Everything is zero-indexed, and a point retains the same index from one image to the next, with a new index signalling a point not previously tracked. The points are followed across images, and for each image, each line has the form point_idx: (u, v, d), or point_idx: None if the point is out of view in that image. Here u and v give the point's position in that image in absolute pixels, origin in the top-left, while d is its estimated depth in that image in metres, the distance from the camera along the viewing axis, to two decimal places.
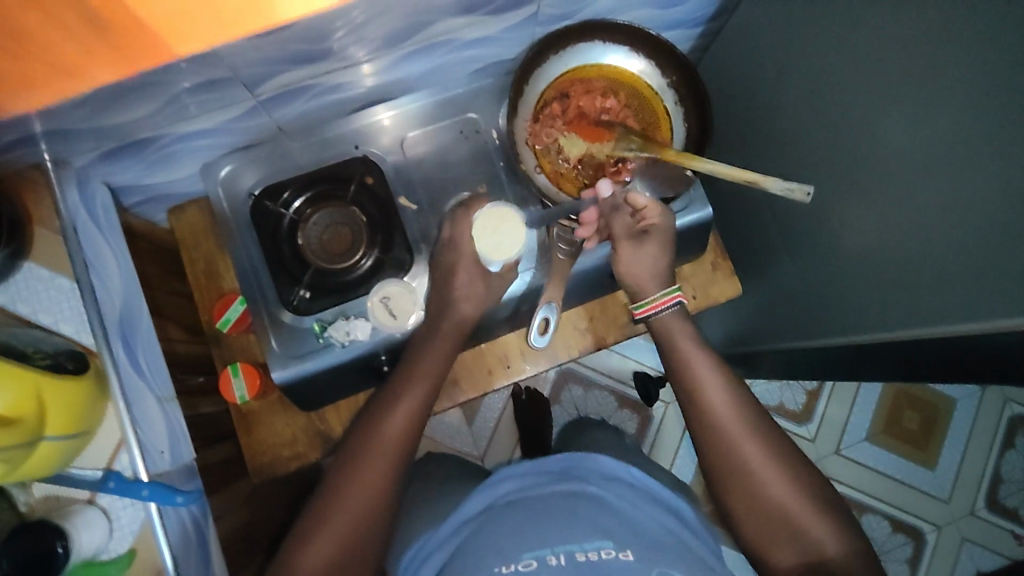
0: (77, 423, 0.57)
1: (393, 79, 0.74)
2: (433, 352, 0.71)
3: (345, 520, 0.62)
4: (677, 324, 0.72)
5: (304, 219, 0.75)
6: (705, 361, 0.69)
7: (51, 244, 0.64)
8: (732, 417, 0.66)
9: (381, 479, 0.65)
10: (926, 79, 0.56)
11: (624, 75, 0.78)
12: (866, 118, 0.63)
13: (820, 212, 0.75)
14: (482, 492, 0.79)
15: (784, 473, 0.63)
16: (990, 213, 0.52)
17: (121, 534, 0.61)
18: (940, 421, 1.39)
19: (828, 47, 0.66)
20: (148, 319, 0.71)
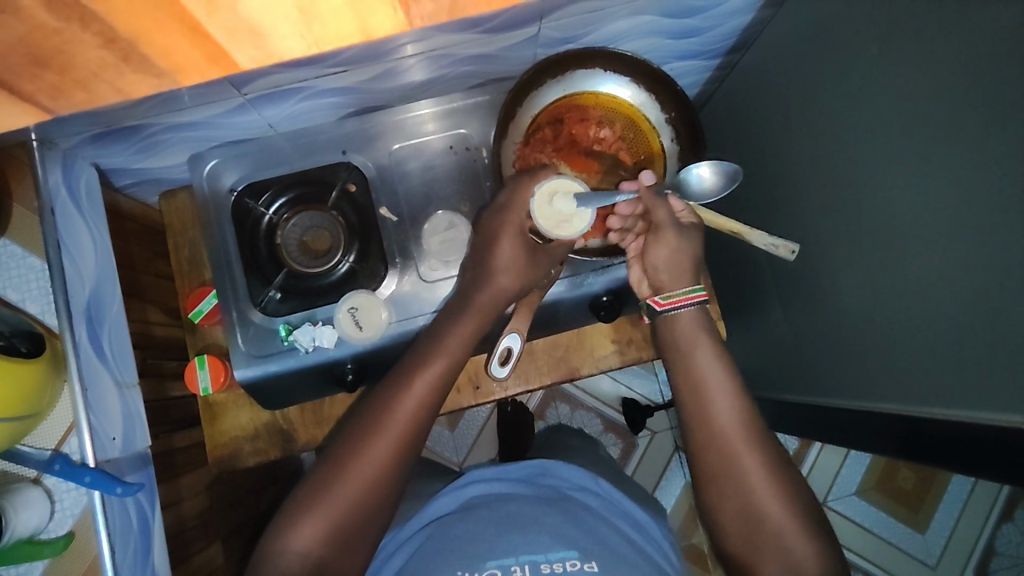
0: (26, 405, 0.57)
1: (388, 87, 0.73)
2: (455, 330, 0.68)
3: (337, 496, 0.59)
4: (693, 327, 0.67)
5: (283, 221, 0.77)
6: (715, 368, 0.64)
7: (29, 222, 0.66)
8: (735, 434, 0.61)
9: (370, 452, 0.61)
10: (936, 149, 0.52)
11: (621, 104, 0.77)
12: (870, 180, 0.60)
13: (813, 267, 0.72)
14: (450, 495, 0.77)
15: (782, 486, 0.59)
16: (991, 303, 0.49)
17: (62, 517, 0.63)
18: (935, 485, 1.34)
19: (839, 100, 0.63)
20: (116, 305, 0.72)
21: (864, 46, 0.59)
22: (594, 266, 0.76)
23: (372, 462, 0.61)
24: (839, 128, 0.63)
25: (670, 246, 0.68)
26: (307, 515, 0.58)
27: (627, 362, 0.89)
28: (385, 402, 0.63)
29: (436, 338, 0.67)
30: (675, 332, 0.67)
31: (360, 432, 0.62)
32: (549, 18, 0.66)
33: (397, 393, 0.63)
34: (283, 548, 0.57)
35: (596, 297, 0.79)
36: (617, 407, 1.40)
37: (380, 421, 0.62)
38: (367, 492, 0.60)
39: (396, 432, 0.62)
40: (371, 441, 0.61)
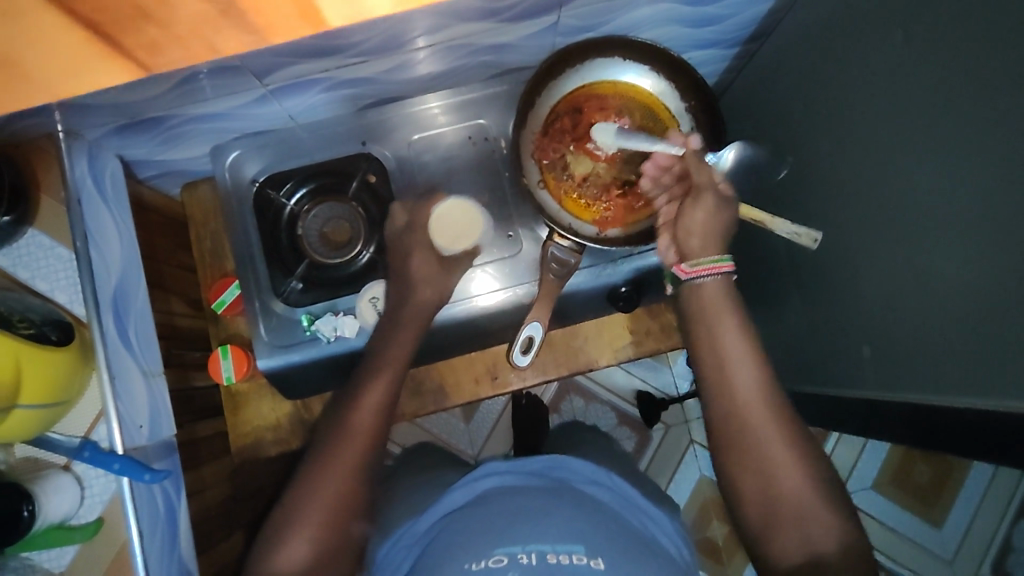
0: (59, 393, 0.59)
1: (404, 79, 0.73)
2: (399, 340, 0.68)
3: (319, 513, 0.58)
4: (718, 297, 0.63)
5: (303, 211, 0.77)
6: (738, 345, 0.61)
7: (57, 212, 0.66)
8: (759, 408, 0.59)
9: (346, 468, 0.60)
10: (955, 140, 0.52)
11: (639, 93, 0.75)
12: (888, 168, 0.59)
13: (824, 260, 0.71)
14: (465, 488, 0.76)
15: (796, 458, 0.57)
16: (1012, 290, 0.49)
17: (92, 503, 0.64)
18: (953, 479, 1.33)
19: (857, 88, 0.63)
20: (142, 296, 0.72)
21: (887, 33, 0.58)
22: (615, 256, 0.76)
23: (347, 473, 0.60)
24: (859, 115, 0.63)
25: (708, 208, 0.64)
26: (284, 536, 0.57)
27: (646, 353, 0.89)
28: (345, 412, 0.64)
29: (376, 351, 0.67)
30: (696, 303, 0.64)
31: (324, 450, 0.61)
32: (568, 5, 0.66)
33: (353, 402, 0.64)
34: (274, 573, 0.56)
35: (615, 287, 0.79)
36: (631, 400, 1.40)
37: (340, 434, 0.62)
38: (342, 498, 0.59)
39: (363, 443, 0.62)
40: (336, 448, 0.61)
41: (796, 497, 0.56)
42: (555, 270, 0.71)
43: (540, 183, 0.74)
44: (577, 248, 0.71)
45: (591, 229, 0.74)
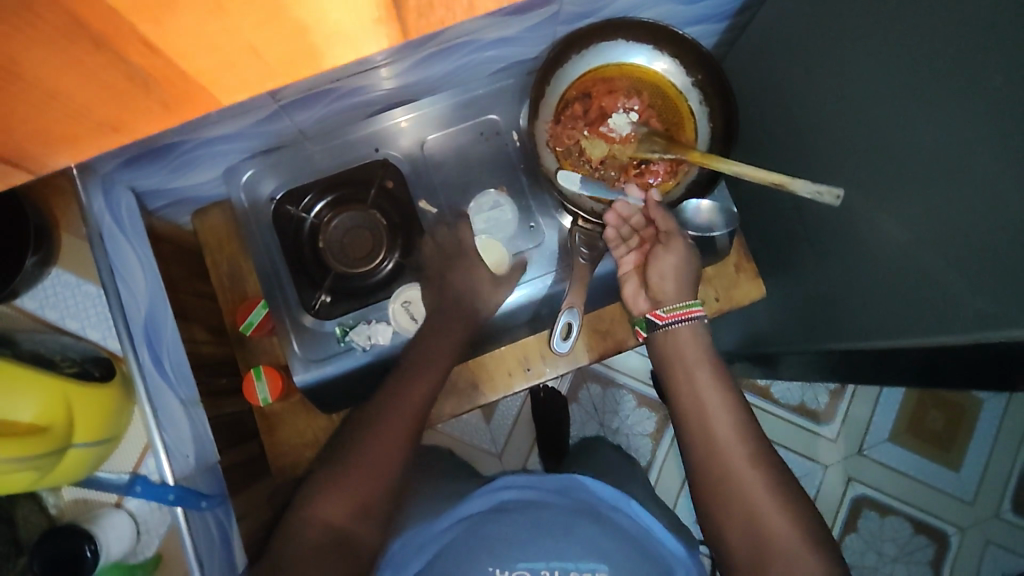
0: (105, 430, 0.58)
1: (412, 82, 0.73)
2: (443, 333, 0.72)
3: (362, 470, 0.61)
4: (693, 344, 0.68)
5: (325, 222, 0.78)
6: (716, 392, 0.65)
7: (77, 252, 0.67)
8: (739, 450, 0.61)
9: (392, 435, 0.64)
10: (935, 86, 0.52)
11: (645, 73, 0.76)
12: (874, 122, 0.60)
13: (831, 215, 0.72)
14: (484, 496, 0.67)
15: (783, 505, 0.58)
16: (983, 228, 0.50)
17: (149, 537, 0.65)
18: (966, 422, 1.36)
19: (838, 45, 0.63)
20: (172, 324, 0.70)
21: None
22: None
23: (391, 442, 0.63)
24: (841, 72, 0.64)
25: (678, 255, 0.70)
26: (327, 489, 0.60)
27: None
28: (395, 389, 0.67)
29: (423, 341, 0.71)
30: (669, 348, 0.68)
31: (373, 416, 0.65)
32: None
33: (406, 379, 0.67)
34: (309, 523, 0.58)
35: None
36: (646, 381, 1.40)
37: (393, 404, 0.65)
38: (386, 460, 0.63)
39: (412, 415, 0.65)
40: (389, 419, 0.65)
41: (784, 540, 0.56)
42: (585, 254, 0.74)
43: (558, 170, 0.75)
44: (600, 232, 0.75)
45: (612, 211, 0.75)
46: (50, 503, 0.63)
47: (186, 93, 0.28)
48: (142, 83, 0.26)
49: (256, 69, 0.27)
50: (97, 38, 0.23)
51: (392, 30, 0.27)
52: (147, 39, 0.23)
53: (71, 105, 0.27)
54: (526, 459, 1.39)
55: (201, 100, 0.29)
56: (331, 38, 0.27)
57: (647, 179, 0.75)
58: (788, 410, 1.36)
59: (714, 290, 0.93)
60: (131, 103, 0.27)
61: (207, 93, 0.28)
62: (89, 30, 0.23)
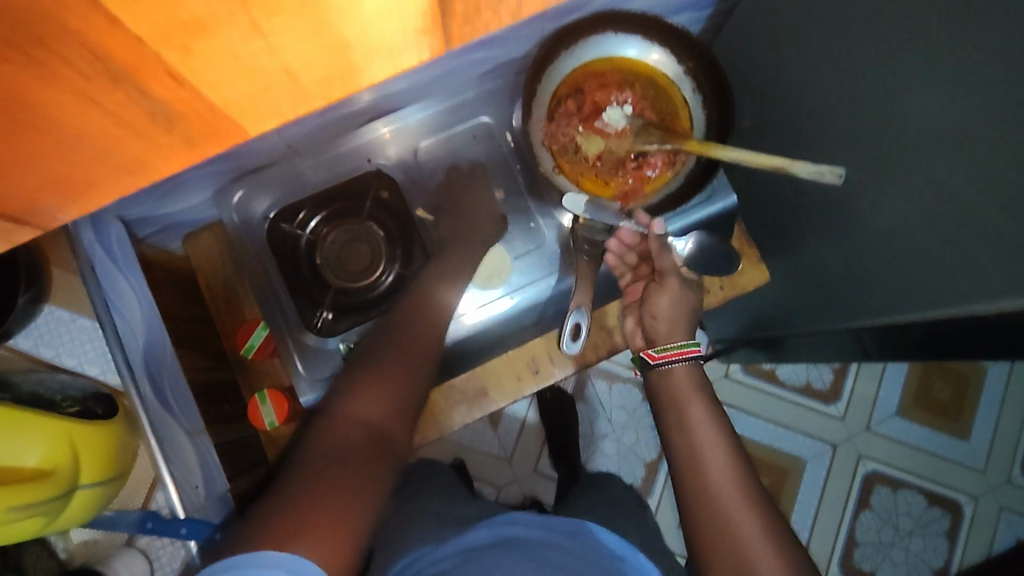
0: (110, 468, 0.56)
1: (388, 96, 0.71)
2: (449, 257, 0.74)
3: (393, 378, 0.62)
4: (688, 384, 0.67)
5: (321, 238, 0.77)
6: (712, 430, 0.64)
7: (68, 287, 0.66)
8: (734, 490, 0.59)
9: (415, 350, 0.65)
10: (933, 58, 0.51)
11: (638, 65, 0.75)
12: (869, 97, 0.59)
13: (831, 195, 0.71)
14: (490, 527, 0.65)
15: (776, 547, 0.55)
16: (981, 197, 0.49)
17: (162, 573, 0.64)
18: (971, 391, 1.37)
19: (826, 22, 0.63)
20: (173, 355, 0.66)
21: None
22: None
23: (414, 355, 0.65)
24: (831, 48, 0.63)
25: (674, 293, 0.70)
26: (360, 389, 0.61)
27: None
28: (411, 308, 0.69)
29: (434, 264, 0.74)
30: (665, 390, 0.68)
31: (394, 331, 0.67)
32: None
33: (424, 298, 0.70)
34: (346, 416, 0.58)
35: None
36: None
37: (411, 324, 0.68)
38: (408, 369, 0.64)
39: (432, 332, 0.68)
40: (408, 336, 0.67)
41: None
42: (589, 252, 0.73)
43: (555, 169, 0.74)
44: (607, 227, 0.73)
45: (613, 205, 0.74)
46: (59, 547, 0.62)
47: (213, 129, 0.24)
48: (162, 121, 0.23)
49: (287, 97, 0.23)
50: (105, 57, 0.20)
51: (439, 44, 0.23)
52: (170, 64, 0.20)
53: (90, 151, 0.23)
54: (535, 462, 1.37)
55: (227, 139, 0.25)
56: (374, 56, 0.22)
57: (646, 173, 0.74)
58: (796, 393, 1.36)
59: (717, 278, 0.92)
60: (152, 143, 0.24)
61: (234, 129, 0.24)
62: (111, 63, 0.20)
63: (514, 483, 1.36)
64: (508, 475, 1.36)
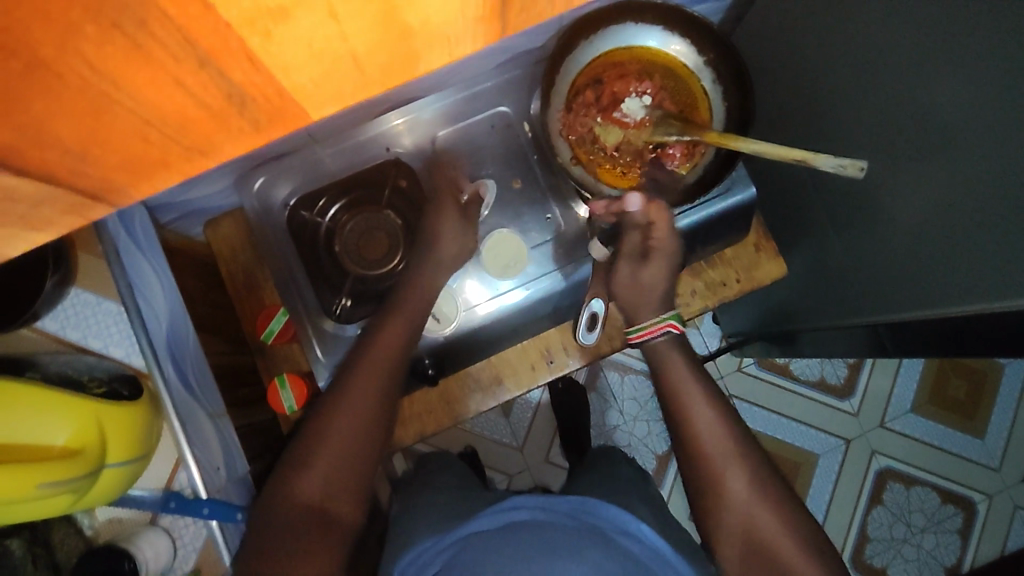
0: (137, 447, 0.57)
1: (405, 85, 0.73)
2: (422, 276, 0.73)
3: (340, 446, 0.64)
4: (668, 350, 0.73)
5: (340, 225, 0.78)
6: (699, 388, 0.71)
7: (95, 268, 0.66)
8: (726, 445, 0.68)
9: (366, 405, 0.66)
10: (960, 50, 0.51)
11: (657, 55, 0.74)
12: (891, 88, 0.59)
13: (850, 187, 0.70)
14: (493, 512, 0.63)
15: (761, 497, 0.65)
16: (1003, 191, 0.49)
17: (185, 552, 0.64)
18: (987, 389, 1.36)
19: (849, 14, 0.62)
20: (196, 340, 0.69)
21: None
22: None
23: (363, 403, 0.66)
24: (854, 39, 0.62)
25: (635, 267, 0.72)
26: (312, 463, 0.63)
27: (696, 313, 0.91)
28: (363, 350, 0.69)
29: (398, 293, 0.72)
30: (651, 356, 0.74)
31: (342, 381, 0.67)
32: None
33: (373, 341, 0.69)
34: (295, 499, 0.61)
35: None
36: None
37: (358, 365, 0.68)
38: (361, 418, 0.66)
39: (381, 367, 0.68)
40: (356, 384, 0.67)
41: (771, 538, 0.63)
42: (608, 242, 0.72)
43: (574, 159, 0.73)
44: (622, 218, 0.73)
45: (630, 196, 0.74)
46: (87, 524, 0.63)
47: (281, 113, 0.23)
48: (231, 107, 0.21)
49: (354, 85, 0.23)
50: (193, 44, 0.18)
51: (494, 33, 0.23)
52: (250, 48, 0.19)
53: (140, 140, 0.21)
54: (546, 451, 1.38)
55: (288, 125, 0.24)
56: (432, 43, 0.22)
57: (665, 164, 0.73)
58: (809, 387, 1.36)
59: (733, 270, 0.91)
60: (201, 137, 0.22)
61: (301, 114, 0.23)
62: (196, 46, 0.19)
63: (525, 472, 1.37)
64: (520, 463, 1.37)
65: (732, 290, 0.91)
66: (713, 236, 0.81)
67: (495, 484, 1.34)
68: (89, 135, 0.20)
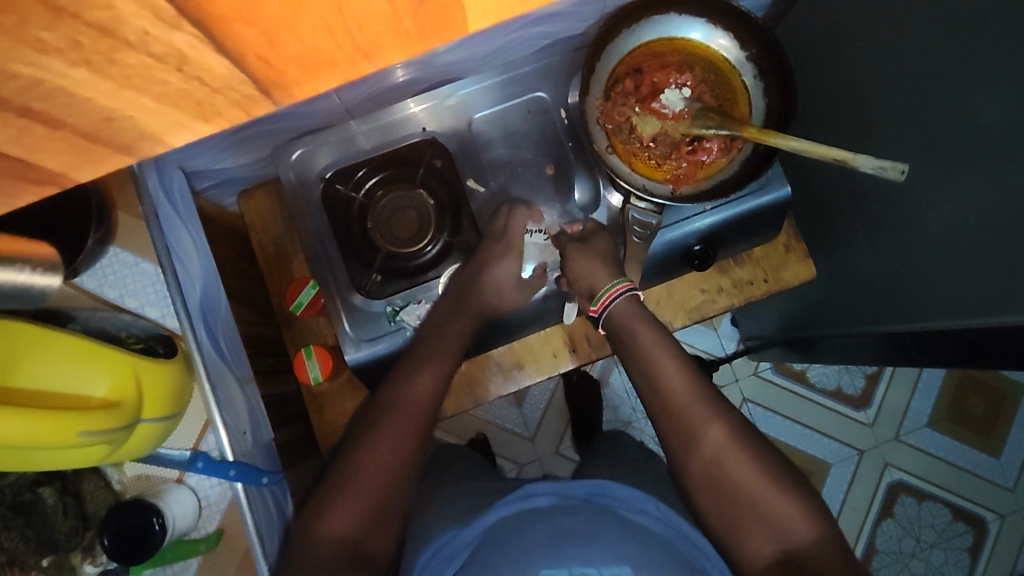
0: (169, 405, 0.58)
1: (446, 64, 0.74)
2: (453, 328, 0.73)
3: (370, 486, 0.63)
4: (633, 314, 0.72)
5: (374, 201, 0.78)
6: (664, 352, 0.69)
7: (134, 228, 0.68)
8: (691, 403, 0.66)
9: (400, 447, 0.65)
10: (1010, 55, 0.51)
11: (699, 47, 0.74)
12: (937, 91, 0.58)
13: (886, 191, 0.70)
14: (513, 501, 0.64)
15: (766, 476, 0.62)
16: None
17: (210, 513, 0.66)
18: (1006, 409, 1.34)
19: (897, 15, 0.61)
20: (227, 307, 0.70)
21: None
22: (684, 214, 0.76)
23: (395, 444, 0.65)
24: (900, 42, 0.62)
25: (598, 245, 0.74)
26: (340, 498, 0.62)
27: (719, 311, 0.91)
28: (397, 389, 0.69)
29: (428, 343, 0.72)
30: (617, 324, 0.72)
31: (374, 421, 0.67)
32: None
33: (408, 384, 0.69)
34: (321, 537, 0.60)
35: (688, 247, 0.79)
36: None
37: (391, 406, 0.67)
38: (391, 467, 0.64)
39: (416, 412, 0.68)
40: (389, 425, 0.66)
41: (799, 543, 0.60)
42: (638, 232, 0.73)
43: (610, 148, 0.73)
44: (657, 208, 0.72)
45: (664, 187, 0.74)
46: (115, 479, 0.65)
47: None
48: None
49: None
50: None
51: None
52: None
53: (330, 31, 0.22)
54: (557, 444, 1.39)
55: (444, 34, 0.25)
56: None
57: (699, 157, 0.73)
58: (825, 395, 1.35)
59: (761, 271, 0.91)
60: (374, 37, 0.23)
61: None
62: None
63: (535, 462, 1.37)
64: (530, 454, 1.38)
65: (758, 291, 0.91)
66: (743, 232, 0.81)
67: (504, 472, 1.35)
68: (284, 15, 0.21)
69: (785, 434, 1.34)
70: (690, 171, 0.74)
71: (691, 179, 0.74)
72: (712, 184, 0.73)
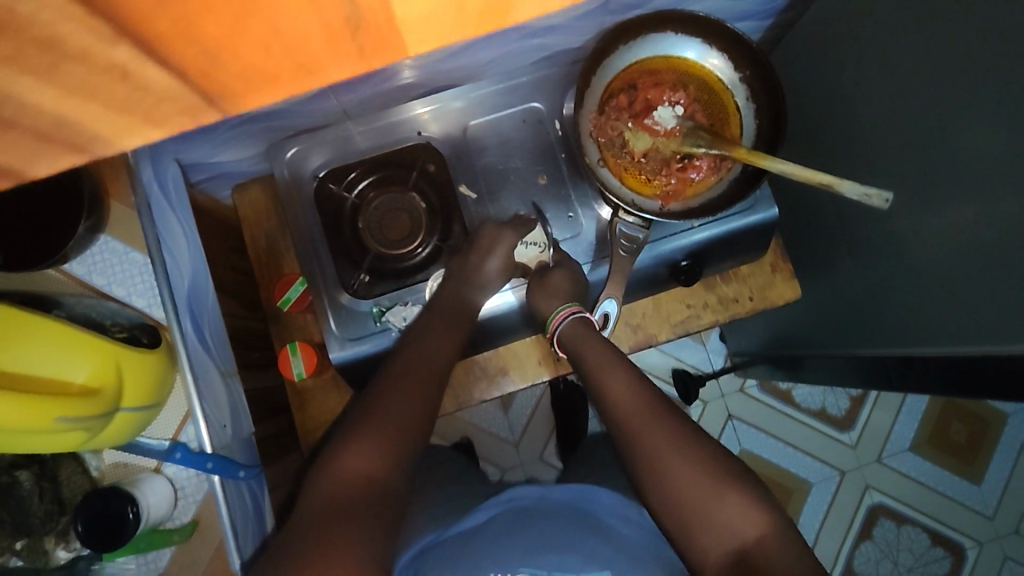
0: (147, 395, 0.59)
1: (449, 68, 0.75)
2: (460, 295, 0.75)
3: (390, 426, 0.63)
4: (584, 333, 0.73)
5: (366, 202, 0.78)
6: (614, 368, 0.69)
7: (126, 219, 0.69)
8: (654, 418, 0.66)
9: (417, 396, 0.67)
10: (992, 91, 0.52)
11: (694, 67, 0.75)
12: (921, 121, 0.59)
13: (871, 217, 0.71)
14: (493, 505, 0.63)
15: None
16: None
17: (186, 503, 0.67)
18: (988, 437, 1.35)
19: (888, 46, 0.62)
20: (214, 300, 0.71)
21: None
22: (673, 230, 0.77)
23: (412, 394, 0.67)
24: (889, 72, 0.63)
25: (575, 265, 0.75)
26: (362, 434, 0.62)
27: (703, 326, 0.92)
28: (412, 348, 0.71)
29: (444, 306, 0.74)
30: (572, 342, 0.74)
31: (392, 373, 0.69)
32: None
33: (425, 343, 0.71)
34: (343, 469, 0.59)
35: (674, 262, 0.80)
36: (665, 378, 1.35)
37: (407, 362, 0.70)
38: (409, 414, 0.65)
39: (431, 370, 0.70)
40: (406, 377, 0.68)
41: None
42: (624, 245, 0.74)
43: (602, 161, 0.74)
44: (644, 222, 0.73)
45: (654, 203, 0.74)
46: (93, 466, 0.66)
47: None
48: None
49: None
50: None
51: None
52: None
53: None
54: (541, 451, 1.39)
55: None
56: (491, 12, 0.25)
57: (689, 175, 0.75)
58: (809, 415, 1.36)
59: (748, 288, 0.92)
60: None
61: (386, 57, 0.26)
62: None
63: (518, 468, 1.38)
64: (514, 459, 1.38)
65: (743, 308, 0.92)
66: (730, 249, 0.82)
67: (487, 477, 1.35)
68: None
69: (767, 451, 1.35)
70: (680, 187, 0.75)
71: (681, 195, 0.75)
72: (702, 202, 0.74)
